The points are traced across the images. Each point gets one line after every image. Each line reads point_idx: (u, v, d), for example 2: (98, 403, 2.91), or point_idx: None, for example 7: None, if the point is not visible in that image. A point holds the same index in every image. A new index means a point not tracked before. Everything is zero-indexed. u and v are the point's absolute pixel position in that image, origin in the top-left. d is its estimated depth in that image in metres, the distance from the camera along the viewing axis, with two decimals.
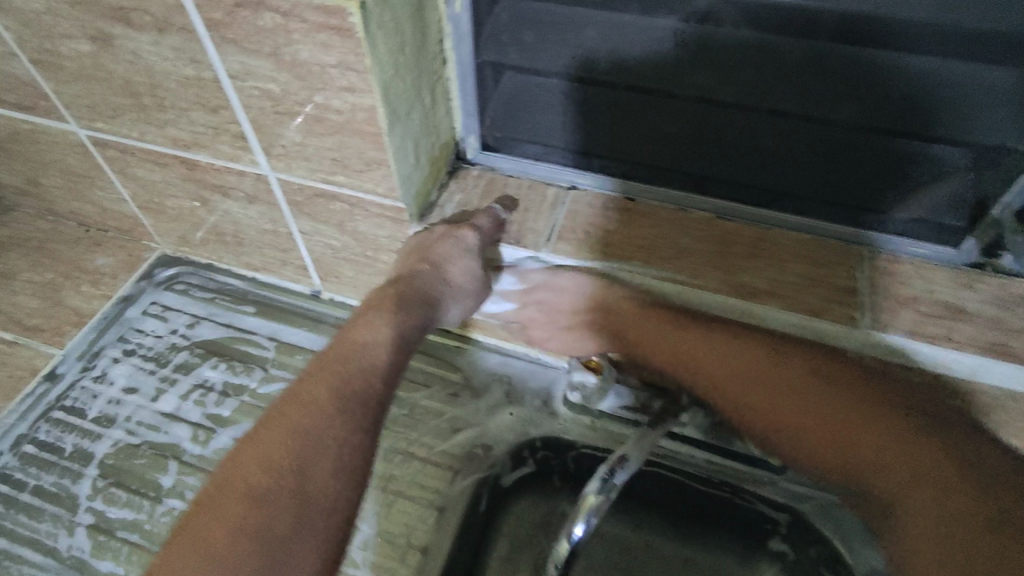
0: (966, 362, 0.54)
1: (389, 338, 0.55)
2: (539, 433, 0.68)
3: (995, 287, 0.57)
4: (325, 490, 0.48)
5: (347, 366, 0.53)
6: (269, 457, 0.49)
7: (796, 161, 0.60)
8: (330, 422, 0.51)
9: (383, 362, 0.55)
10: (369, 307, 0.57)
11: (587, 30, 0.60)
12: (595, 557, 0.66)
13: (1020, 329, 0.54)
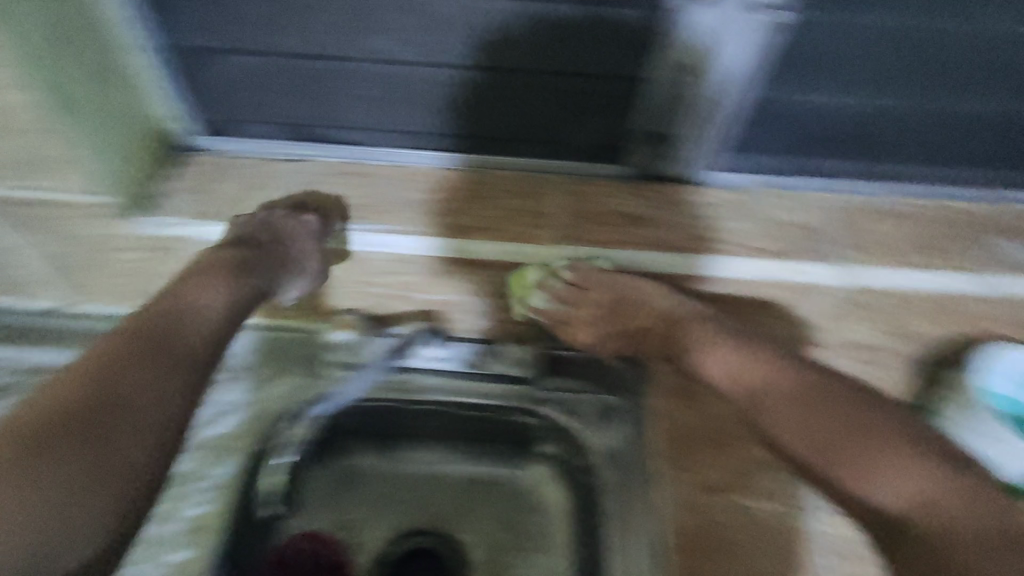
0: (634, 259, 0.66)
1: (224, 301, 0.57)
2: (306, 397, 0.69)
3: (656, 196, 0.69)
4: (130, 448, 0.47)
5: (175, 321, 0.53)
6: (99, 386, 0.48)
7: (492, 110, 0.67)
8: (145, 348, 0.51)
9: (213, 333, 0.55)
10: (200, 274, 0.57)
11: (265, 7, 0.59)
12: (399, 493, 0.81)
13: (671, 227, 0.67)
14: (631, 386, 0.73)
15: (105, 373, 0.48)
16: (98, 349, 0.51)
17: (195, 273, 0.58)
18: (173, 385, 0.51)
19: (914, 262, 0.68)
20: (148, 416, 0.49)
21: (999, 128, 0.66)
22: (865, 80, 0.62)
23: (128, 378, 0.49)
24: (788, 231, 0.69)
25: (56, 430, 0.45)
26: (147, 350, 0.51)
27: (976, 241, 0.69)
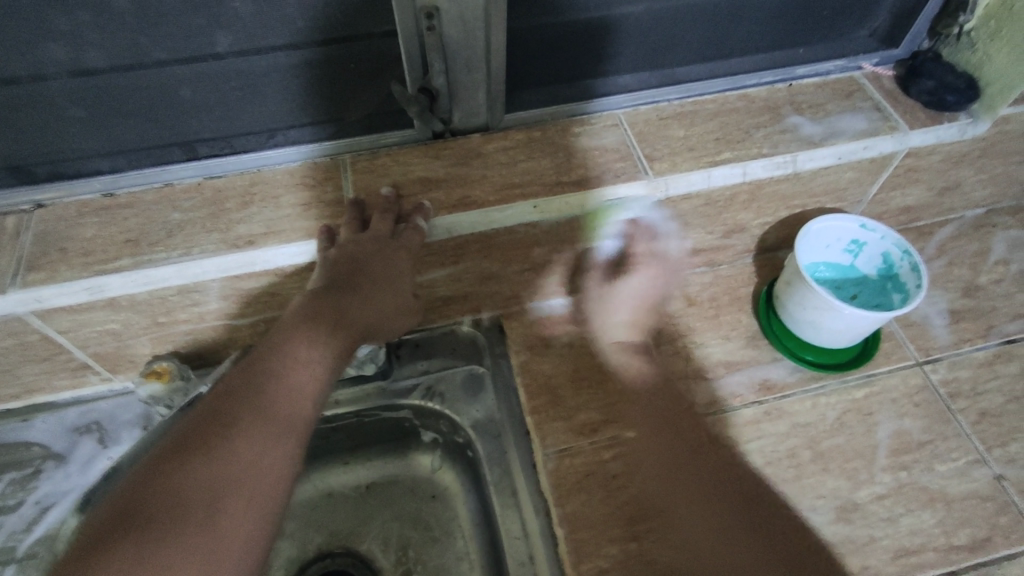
0: (441, 225, 0.61)
1: (323, 369, 0.54)
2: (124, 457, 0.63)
3: (456, 149, 0.65)
4: (248, 526, 0.44)
5: (286, 377, 0.52)
6: (258, 438, 0.48)
7: (236, 102, 0.57)
8: (281, 428, 0.49)
9: (316, 392, 0.53)
10: (298, 329, 0.55)
11: None
12: (291, 527, 0.73)
13: (477, 178, 0.63)
14: (489, 349, 0.73)
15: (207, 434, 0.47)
16: (202, 414, 0.49)
17: (289, 334, 0.55)
18: (294, 443, 0.50)
19: (726, 158, 0.65)
20: (276, 466, 0.47)
21: (773, 5, 0.64)
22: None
23: (271, 449, 0.48)
24: (602, 155, 0.65)
25: (173, 457, 0.45)
26: (286, 412, 0.51)
27: (781, 121, 0.68)
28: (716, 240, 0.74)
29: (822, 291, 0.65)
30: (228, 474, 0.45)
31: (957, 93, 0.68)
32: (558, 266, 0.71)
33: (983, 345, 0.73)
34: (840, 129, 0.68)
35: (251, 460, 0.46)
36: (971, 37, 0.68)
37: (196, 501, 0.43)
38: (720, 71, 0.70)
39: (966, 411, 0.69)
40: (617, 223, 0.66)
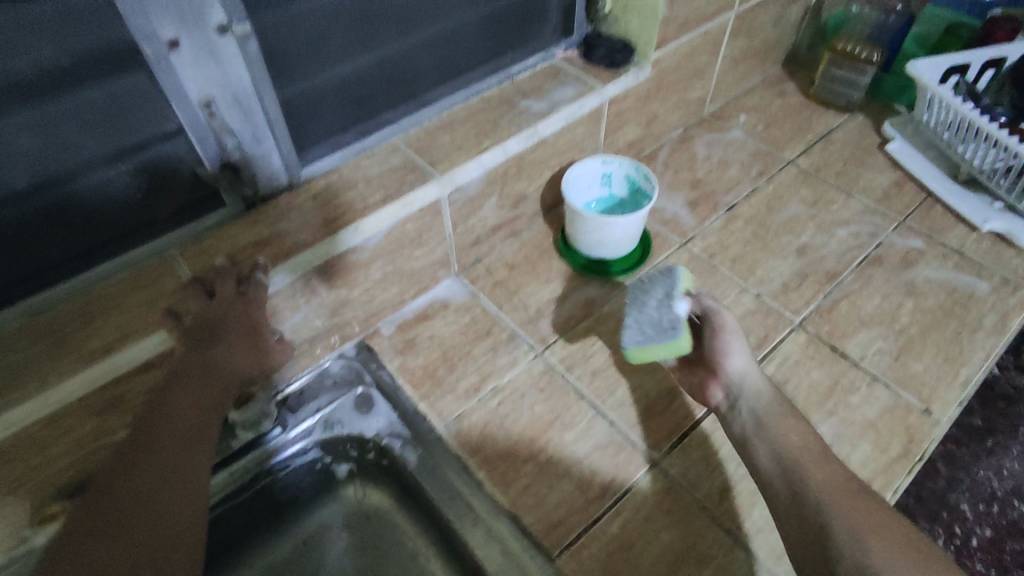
0: (278, 274, 0.70)
1: (199, 395, 0.62)
2: None
3: (271, 211, 0.74)
4: (172, 526, 0.54)
5: (173, 408, 0.60)
6: (157, 476, 0.56)
7: (45, 235, 0.61)
8: (174, 447, 0.58)
9: (201, 412, 0.62)
10: (175, 380, 0.63)
11: None
12: None
13: (296, 227, 0.72)
14: (366, 369, 0.81)
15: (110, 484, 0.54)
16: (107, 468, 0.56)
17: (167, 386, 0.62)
18: (189, 455, 0.59)
19: (487, 144, 0.82)
20: (176, 478, 0.57)
21: (472, 28, 0.85)
22: (347, 45, 0.73)
23: (169, 464, 0.57)
24: (392, 176, 0.78)
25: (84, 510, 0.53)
26: (181, 435, 0.59)
27: (515, 107, 0.88)
28: (510, 211, 0.91)
29: (591, 214, 0.85)
30: (140, 493, 0.54)
31: (621, 53, 0.93)
32: (396, 277, 0.82)
33: (715, 217, 0.99)
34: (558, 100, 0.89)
35: (151, 482, 0.55)
36: (614, 15, 0.95)
37: (113, 535, 0.51)
38: (456, 87, 0.88)
39: (723, 262, 0.93)
40: (428, 222, 0.80)
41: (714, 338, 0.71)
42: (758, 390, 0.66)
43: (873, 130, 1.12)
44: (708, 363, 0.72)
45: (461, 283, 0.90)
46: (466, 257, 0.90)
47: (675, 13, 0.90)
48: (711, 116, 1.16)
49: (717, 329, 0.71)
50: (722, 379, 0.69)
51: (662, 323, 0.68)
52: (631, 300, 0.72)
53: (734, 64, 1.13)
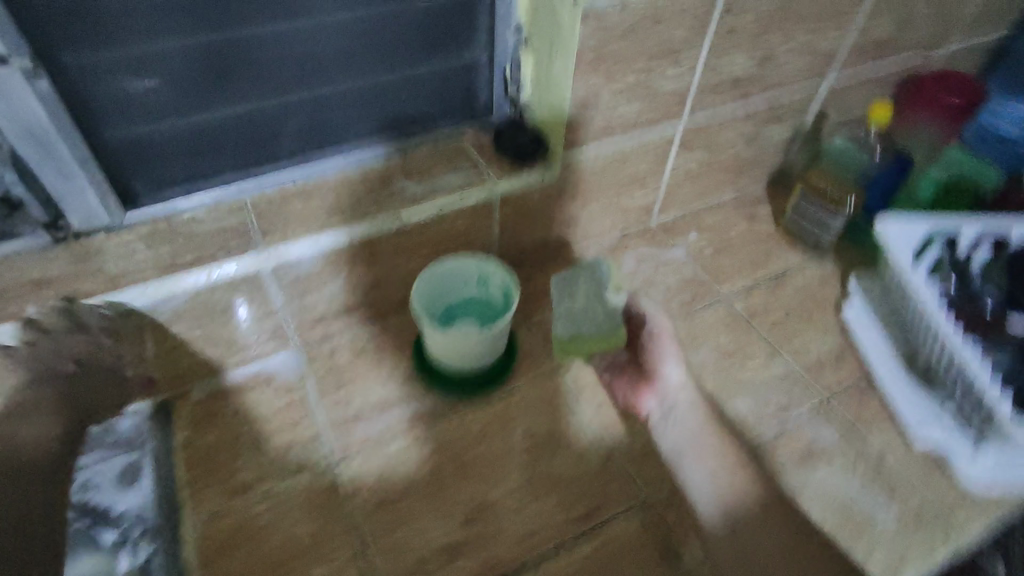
0: (46, 320, 0.66)
1: (56, 435, 0.70)
2: None
3: (76, 250, 0.69)
4: None
5: (27, 455, 0.67)
6: None
7: None
8: (39, 481, 0.67)
9: (49, 455, 0.69)
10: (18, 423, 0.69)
11: None
12: None
13: (90, 272, 0.68)
14: (155, 433, 0.75)
15: None
16: None
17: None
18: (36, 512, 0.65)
19: (331, 224, 0.75)
20: (17, 515, 0.64)
21: (356, 95, 0.79)
22: (179, 98, 0.69)
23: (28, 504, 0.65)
24: (219, 238, 0.72)
25: None
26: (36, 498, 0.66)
27: (390, 186, 0.81)
28: (369, 294, 0.83)
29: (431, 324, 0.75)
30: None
31: (528, 147, 0.84)
32: (211, 341, 0.76)
33: (609, 345, 0.86)
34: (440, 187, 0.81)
35: None
36: (529, 106, 0.85)
37: None
38: (335, 152, 0.82)
39: (592, 404, 0.80)
40: (248, 293, 0.74)
41: (654, 340, 0.76)
42: (689, 400, 0.72)
43: (838, 282, 0.96)
44: (639, 369, 0.76)
45: (302, 360, 0.83)
46: (310, 331, 0.83)
47: (590, 117, 0.80)
48: (659, 227, 1.04)
49: (655, 337, 0.76)
50: (665, 393, 0.73)
51: (591, 315, 0.83)
52: (559, 292, 0.87)
53: (693, 176, 1.00)
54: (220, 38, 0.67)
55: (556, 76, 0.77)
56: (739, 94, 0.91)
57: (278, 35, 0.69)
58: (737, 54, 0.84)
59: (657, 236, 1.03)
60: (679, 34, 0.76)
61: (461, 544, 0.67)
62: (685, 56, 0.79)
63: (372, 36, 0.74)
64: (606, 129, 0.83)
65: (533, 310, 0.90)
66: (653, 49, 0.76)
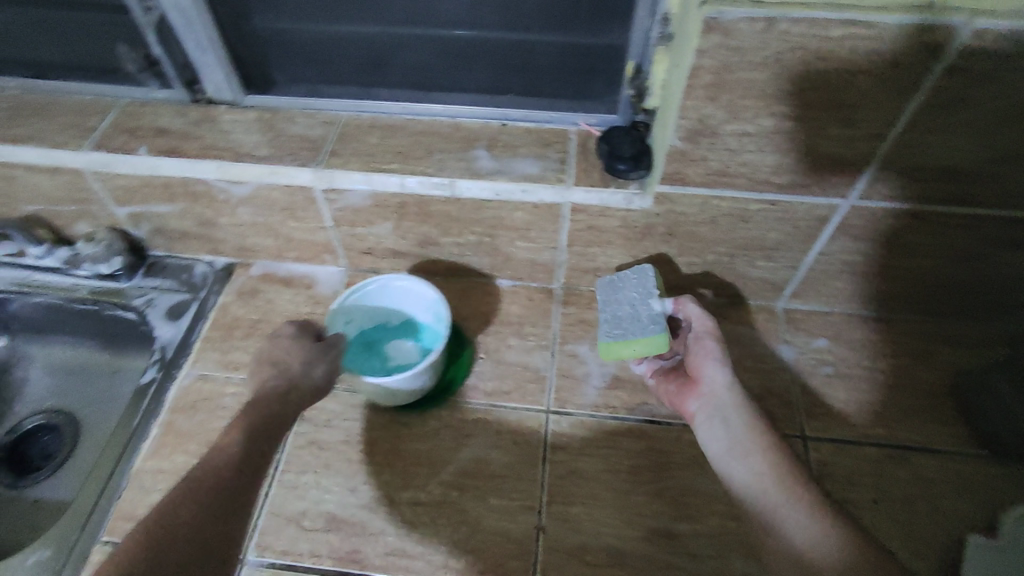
0: (145, 162, 0.75)
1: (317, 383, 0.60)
2: None
3: (200, 113, 0.79)
4: None
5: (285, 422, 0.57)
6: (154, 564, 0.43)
7: (48, 41, 0.79)
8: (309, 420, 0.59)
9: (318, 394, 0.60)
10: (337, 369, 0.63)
11: None
12: (50, 380, 0.92)
13: (195, 136, 0.77)
14: (210, 286, 0.86)
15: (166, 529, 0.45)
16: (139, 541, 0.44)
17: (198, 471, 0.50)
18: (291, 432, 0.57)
19: (391, 167, 0.73)
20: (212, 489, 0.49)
21: (475, 48, 0.75)
22: (315, 6, 0.74)
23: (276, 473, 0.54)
24: (297, 142, 0.76)
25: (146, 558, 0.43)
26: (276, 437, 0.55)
27: (467, 151, 0.75)
28: (416, 249, 0.82)
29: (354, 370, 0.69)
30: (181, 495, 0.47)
31: (625, 162, 0.69)
32: (270, 232, 0.83)
33: (621, 416, 0.74)
34: (515, 172, 0.72)
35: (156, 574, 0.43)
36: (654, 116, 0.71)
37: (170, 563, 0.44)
38: (438, 99, 0.79)
39: (560, 465, 0.70)
40: (302, 202, 0.77)
41: (693, 344, 0.69)
42: (733, 401, 0.64)
43: (982, 500, 0.68)
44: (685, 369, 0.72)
45: (343, 278, 0.86)
46: (358, 260, 0.85)
47: (703, 154, 0.63)
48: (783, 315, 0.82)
49: (695, 339, 0.69)
50: (709, 411, 0.65)
51: (637, 322, 0.69)
52: (603, 296, 0.74)
53: (854, 273, 0.75)
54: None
55: (676, 85, 0.61)
56: (955, 194, 0.63)
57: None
58: (960, 138, 0.58)
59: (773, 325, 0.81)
60: (862, 85, 0.54)
61: (348, 522, 0.66)
62: (863, 117, 0.57)
63: None
64: (722, 173, 0.65)
65: (570, 337, 0.80)
66: (811, 98, 0.56)
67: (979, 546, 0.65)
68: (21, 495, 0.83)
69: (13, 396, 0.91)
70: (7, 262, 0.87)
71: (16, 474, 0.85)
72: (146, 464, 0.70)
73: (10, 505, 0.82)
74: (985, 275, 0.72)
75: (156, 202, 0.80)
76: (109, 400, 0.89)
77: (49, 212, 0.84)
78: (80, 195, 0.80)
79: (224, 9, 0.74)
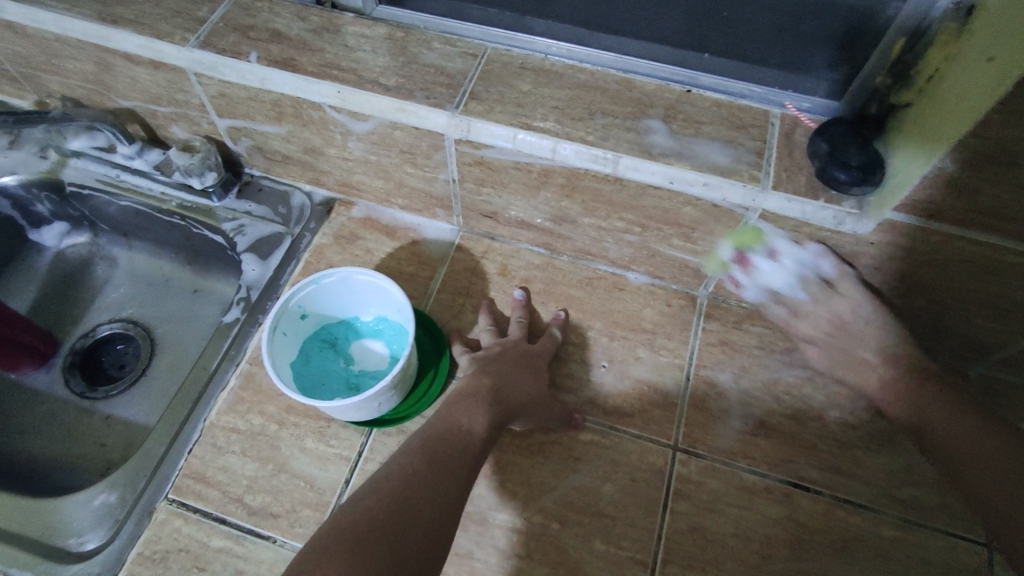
0: (256, 72, 0.63)
1: (487, 428, 0.55)
2: (26, 172, 0.77)
3: (321, 19, 0.66)
4: None
5: (434, 463, 0.51)
6: None
7: None
8: (456, 470, 0.51)
9: (479, 450, 0.54)
10: (458, 399, 0.57)
11: None
12: (128, 286, 0.85)
13: (314, 48, 0.64)
14: (306, 222, 0.76)
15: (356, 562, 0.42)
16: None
17: (333, 536, 0.44)
18: (457, 499, 0.50)
19: (544, 125, 0.59)
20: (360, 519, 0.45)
21: None
22: None
23: (407, 541, 0.45)
24: (432, 75, 0.62)
25: None
26: (416, 492, 0.48)
27: (638, 119, 0.60)
28: (548, 223, 0.69)
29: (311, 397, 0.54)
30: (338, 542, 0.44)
31: (849, 172, 0.53)
32: (382, 174, 0.71)
33: (761, 472, 0.62)
34: (699, 159, 0.57)
35: None
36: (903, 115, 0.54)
37: None
38: (610, 44, 0.63)
39: (681, 517, 0.59)
40: (428, 149, 0.64)
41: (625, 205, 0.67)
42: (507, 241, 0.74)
43: None
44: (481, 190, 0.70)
45: (453, 237, 0.75)
46: (474, 222, 0.73)
47: (987, 185, 0.49)
48: (980, 383, 0.67)
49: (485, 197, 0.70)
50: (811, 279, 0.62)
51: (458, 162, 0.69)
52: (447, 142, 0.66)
53: None
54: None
55: (966, 101, 0.46)
56: None
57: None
58: None
59: (965, 392, 0.67)
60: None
61: None
62: None
63: None
64: (995, 214, 0.51)
65: (710, 360, 0.67)
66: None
67: None
68: (93, 408, 0.78)
69: (91, 297, 0.85)
70: (94, 154, 0.79)
71: (89, 384, 0.81)
72: (221, 419, 0.63)
73: (81, 416, 0.78)
74: None
75: (261, 119, 0.69)
76: (186, 321, 0.82)
77: (145, 109, 0.74)
78: (179, 97, 0.70)
79: None
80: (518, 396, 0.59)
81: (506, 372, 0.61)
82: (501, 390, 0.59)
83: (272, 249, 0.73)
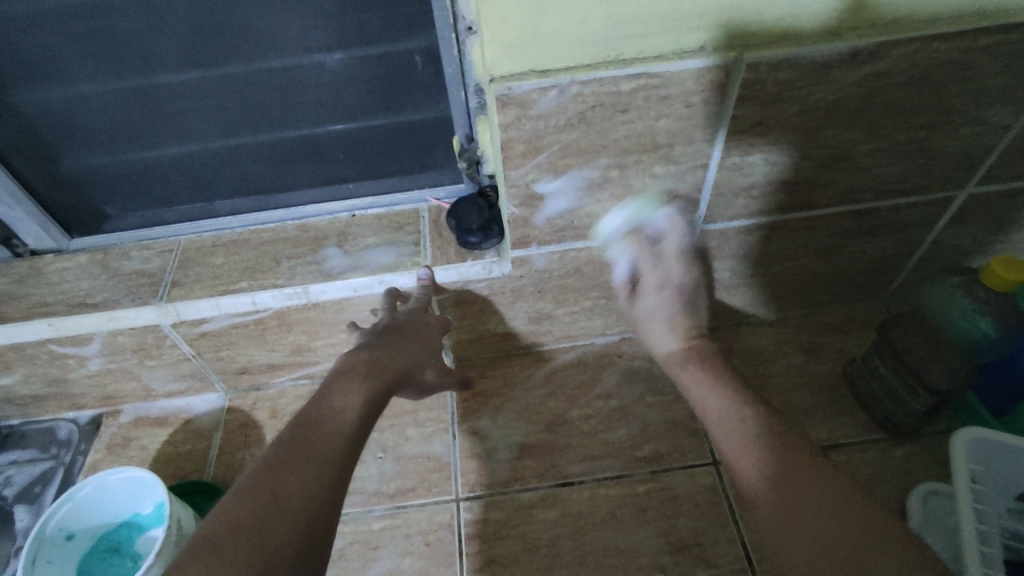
0: None
1: (361, 407, 0.55)
2: None
3: (23, 268, 0.73)
4: (291, 533, 0.44)
5: (306, 452, 0.50)
6: (253, 527, 0.43)
7: None
8: (348, 426, 0.54)
9: (353, 430, 0.54)
10: (334, 382, 0.58)
11: None
12: None
13: (19, 295, 0.71)
14: (76, 447, 0.79)
15: (250, 503, 0.45)
16: (220, 522, 0.44)
17: (240, 484, 0.47)
18: (341, 461, 0.51)
19: (239, 287, 0.69)
20: (261, 467, 0.48)
21: (301, 149, 0.74)
22: (124, 135, 0.70)
23: (278, 536, 0.44)
24: (135, 280, 0.71)
25: (240, 530, 0.43)
26: (312, 443, 0.51)
27: (317, 251, 0.72)
28: (296, 358, 0.78)
29: None
30: (242, 490, 0.46)
31: (476, 235, 0.69)
32: (132, 375, 0.77)
33: (533, 486, 0.71)
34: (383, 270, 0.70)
35: (266, 520, 0.44)
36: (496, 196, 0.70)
37: (259, 521, 0.44)
38: (282, 203, 0.77)
39: (475, 555, 0.67)
40: (154, 341, 0.71)
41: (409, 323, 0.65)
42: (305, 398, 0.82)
43: (894, 488, 0.69)
44: (267, 368, 0.79)
45: (222, 402, 0.81)
46: (237, 381, 0.80)
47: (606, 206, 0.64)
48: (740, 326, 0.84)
49: (277, 374, 0.80)
50: (673, 317, 0.68)
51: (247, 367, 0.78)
52: (223, 348, 0.74)
53: (733, 284, 0.78)
54: (234, 70, 0.65)
55: (494, 153, 0.63)
56: (795, 200, 0.66)
57: (253, 73, 0.66)
58: (786, 154, 0.61)
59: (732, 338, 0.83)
60: (779, 77, 0.54)
61: None
62: (682, 153, 0.60)
63: (315, 95, 0.69)
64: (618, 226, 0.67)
65: (469, 412, 0.77)
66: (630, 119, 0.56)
67: (933, 495, 0.66)
68: None
69: None
70: None
71: None
72: None
73: None
74: (873, 281, 0.80)
75: None
76: None
77: None
78: None
79: (29, 155, 0.69)
80: (409, 358, 0.62)
81: (393, 330, 0.63)
82: (395, 352, 0.62)
83: (45, 488, 0.76)
